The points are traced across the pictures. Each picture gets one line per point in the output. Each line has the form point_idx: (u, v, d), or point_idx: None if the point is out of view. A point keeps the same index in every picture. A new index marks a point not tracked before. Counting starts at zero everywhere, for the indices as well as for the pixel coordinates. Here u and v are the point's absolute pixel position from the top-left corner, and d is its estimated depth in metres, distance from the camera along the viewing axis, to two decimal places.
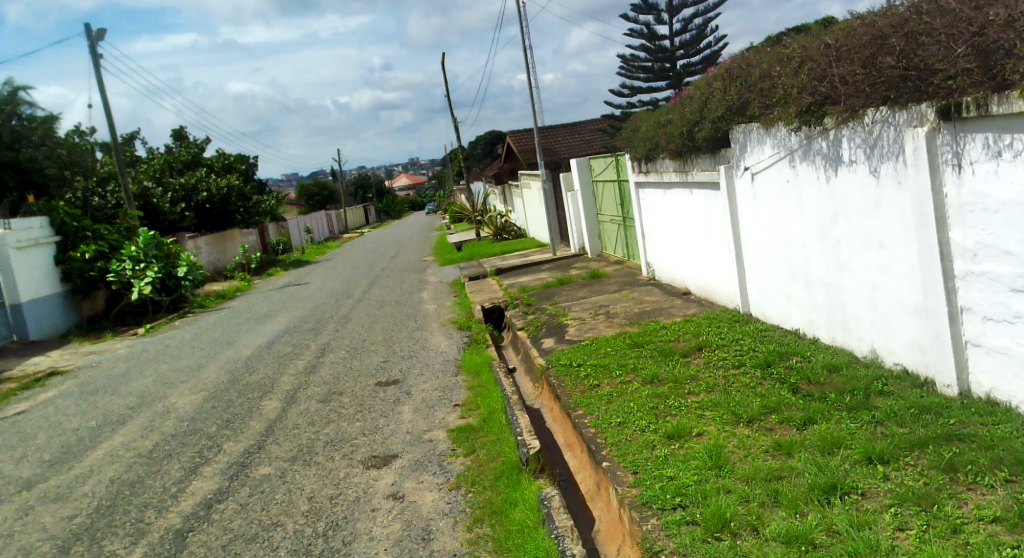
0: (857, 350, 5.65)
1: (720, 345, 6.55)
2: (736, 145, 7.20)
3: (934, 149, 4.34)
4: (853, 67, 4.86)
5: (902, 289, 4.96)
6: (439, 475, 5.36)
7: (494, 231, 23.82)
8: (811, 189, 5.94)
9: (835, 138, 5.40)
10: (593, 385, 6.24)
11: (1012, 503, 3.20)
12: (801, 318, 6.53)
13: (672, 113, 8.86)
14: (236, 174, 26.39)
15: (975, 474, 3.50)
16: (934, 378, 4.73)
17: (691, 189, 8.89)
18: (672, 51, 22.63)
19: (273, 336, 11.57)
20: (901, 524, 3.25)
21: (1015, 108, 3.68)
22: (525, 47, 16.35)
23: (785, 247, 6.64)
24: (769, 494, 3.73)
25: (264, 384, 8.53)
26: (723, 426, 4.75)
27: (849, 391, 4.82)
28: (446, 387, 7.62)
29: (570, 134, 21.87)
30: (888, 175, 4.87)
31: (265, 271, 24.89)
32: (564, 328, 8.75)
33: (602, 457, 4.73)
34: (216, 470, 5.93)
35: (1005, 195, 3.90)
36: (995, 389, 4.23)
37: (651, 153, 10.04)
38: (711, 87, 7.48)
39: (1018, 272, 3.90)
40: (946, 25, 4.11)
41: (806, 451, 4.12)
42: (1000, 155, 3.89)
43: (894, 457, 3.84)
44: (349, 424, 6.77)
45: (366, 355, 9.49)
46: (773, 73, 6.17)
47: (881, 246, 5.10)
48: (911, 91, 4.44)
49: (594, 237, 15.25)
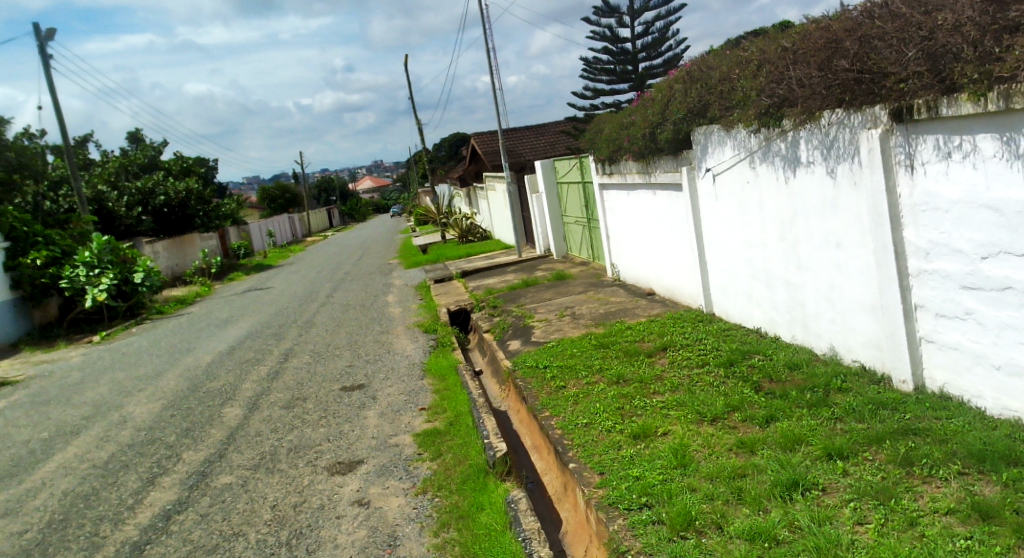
0: (816, 347, 5.76)
1: (684, 344, 6.62)
2: (698, 146, 7.29)
3: (889, 150, 4.44)
4: (810, 70, 4.96)
5: (859, 287, 5.06)
6: (405, 480, 5.32)
7: (459, 233, 23.62)
8: (769, 188, 6.04)
9: (793, 140, 5.49)
10: (559, 386, 6.26)
11: (965, 496, 3.28)
12: (762, 317, 6.64)
13: (633, 115, 8.94)
14: (195, 177, 25.87)
15: (930, 467, 3.58)
16: (890, 374, 4.83)
17: (653, 191, 8.97)
18: (634, 53, 22.82)
19: (235, 342, 11.36)
20: (860, 518, 3.32)
21: (963, 110, 3.78)
22: (487, 48, 16.34)
23: (746, 247, 6.74)
24: (733, 492, 3.77)
25: (224, 392, 8.35)
26: (687, 424, 4.81)
27: (809, 388, 4.90)
28: (412, 390, 7.57)
29: (535, 136, 21.90)
30: (844, 175, 4.97)
31: (226, 276, 24.42)
32: (529, 330, 8.77)
33: (568, 457, 4.74)
34: (175, 480, 5.80)
35: (955, 195, 4.00)
36: (948, 384, 4.34)
37: (614, 155, 10.11)
38: (672, 89, 7.55)
39: (967, 270, 4.01)
40: (898, 30, 4.19)
41: (769, 448, 4.18)
42: (950, 156, 3.99)
43: (853, 452, 3.91)
44: (314, 430, 6.68)
45: (331, 360, 9.36)
46: (732, 76, 6.26)
47: (839, 245, 5.20)
48: (865, 94, 4.53)
49: (560, 239, 15.30)
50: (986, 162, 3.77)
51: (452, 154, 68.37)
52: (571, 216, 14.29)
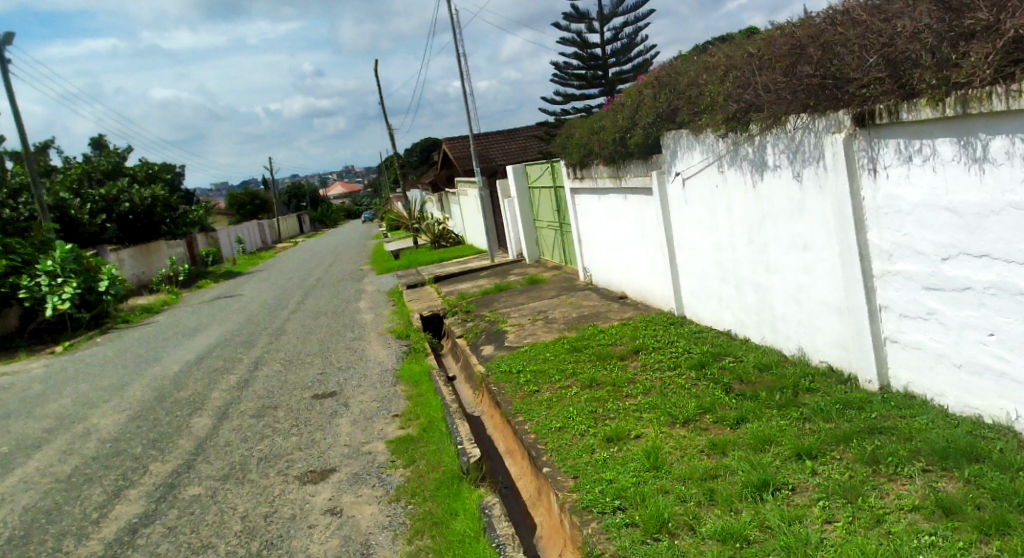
0: (785, 348, 5.84)
1: (656, 347, 6.66)
2: (668, 150, 7.36)
3: (852, 154, 4.52)
4: (775, 76, 5.05)
5: (826, 289, 5.14)
6: (378, 488, 5.28)
7: (431, 239, 23.57)
8: (738, 192, 6.12)
9: (760, 144, 5.57)
10: (533, 391, 6.26)
11: (929, 493, 3.34)
12: (732, 319, 6.72)
13: (604, 120, 8.99)
14: (161, 184, 25.46)
15: (895, 465, 3.65)
16: (857, 374, 4.91)
17: (624, 195, 9.03)
18: (604, 58, 22.96)
19: (203, 351, 11.19)
20: (829, 517, 3.37)
21: (923, 115, 3.86)
22: (457, 53, 16.36)
23: (716, 250, 6.82)
24: (705, 493, 3.81)
25: (192, 402, 8.21)
26: (659, 427, 4.84)
27: (778, 389, 4.97)
28: (385, 397, 7.52)
29: (506, 141, 21.93)
30: (810, 179, 5.04)
31: (194, 283, 24.03)
32: (502, 334, 8.77)
33: (542, 462, 4.75)
34: (142, 492, 5.68)
35: (916, 198, 4.09)
36: (911, 383, 4.43)
37: (585, 159, 10.18)
38: (641, 94, 7.61)
39: (929, 271, 4.10)
40: (858, 37, 4.28)
41: (739, 449, 4.23)
42: (911, 160, 4.08)
43: (821, 452, 3.97)
44: (285, 439, 6.60)
45: (302, 368, 9.25)
46: (700, 81, 6.34)
47: (805, 247, 5.28)
48: (828, 99, 4.62)
49: (532, 244, 15.34)
50: (945, 165, 3.86)
51: (423, 159, 68.11)
52: (543, 221, 14.33)
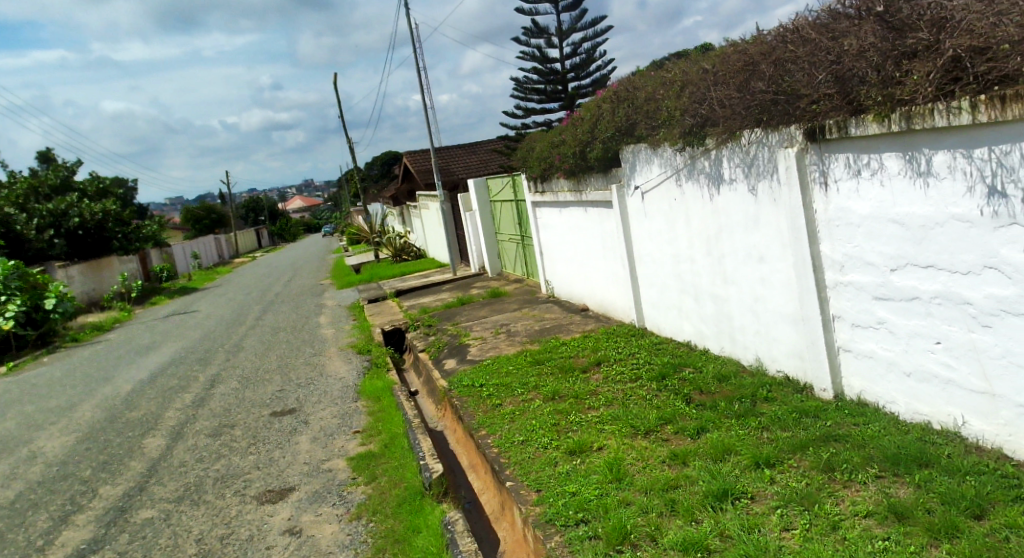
0: (743, 358, 5.93)
1: (617, 359, 6.71)
2: (626, 164, 7.45)
3: (804, 168, 4.64)
4: (729, 91, 5.16)
5: (781, 299, 5.25)
6: (338, 506, 5.19)
7: (393, 252, 23.45)
8: (695, 205, 6.21)
9: (716, 158, 5.67)
10: (496, 404, 6.24)
11: (882, 498, 3.42)
12: (691, 330, 6.80)
13: (564, 134, 9.06)
14: (112, 198, 24.86)
15: (850, 472, 3.72)
16: (812, 383, 5.02)
17: (585, 208, 9.11)
18: (562, 73, 23.18)
19: (158, 369, 10.91)
20: (787, 524, 3.42)
21: (870, 130, 3.99)
22: (416, 67, 16.37)
23: (675, 262, 6.91)
24: (667, 504, 3.84)
25: (145, 422, 7.99)
26: (622, 438, 4.86)
27: (737, 399, 5.04)
28: (346, 413, 7.42)
29: (467, 154, 21.96)
30: (764, 192, 5.15)
31: (148, 300, 23.46)
32: (465, 348, 8.74)
33: (505, 476, 4.73)
34: (90, 517, 5.50)
35: (865, 210, 4.21)
36: (864, 391, 4.54)
37: (546, 173, 10.25)
38: (600, 109, 7.70)
39: (879, 282, 4.21)
40: (807, 54, 4.39)
41: (700, 459, 4.27)
42: (860, 174, 4.20)
43: (779, 460, 4.03)
44: (242, 458, 6.46)
45: (260, 385, 9.07)
46: (657, 96, 6.45)
47: (761, 259, 5.38)
48: (780, 114, 4.73)
49: (494, 256, 15.34)
50: (892, 179, 3.98)
51: (384, 172, 67.75)
52: (504, 234, 14.37)
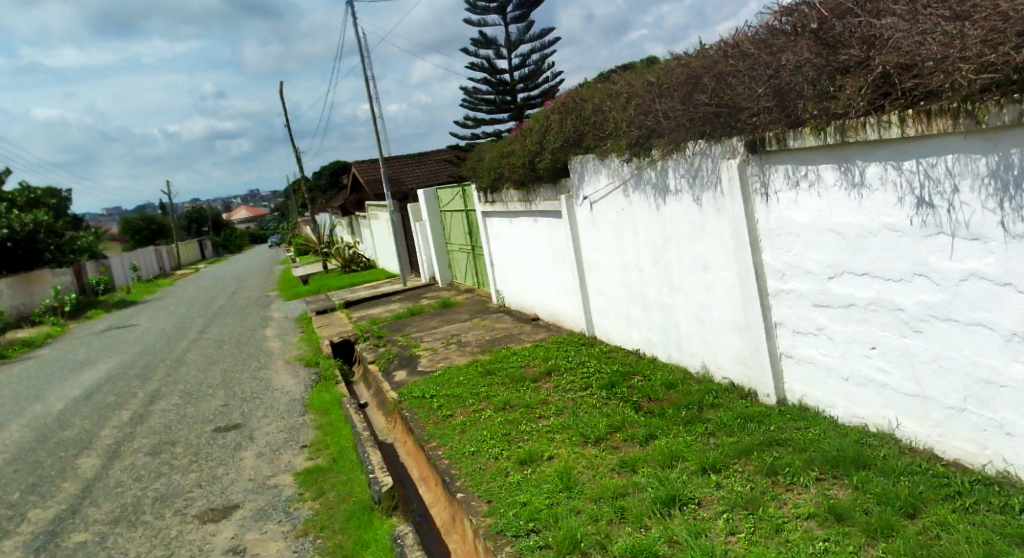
0: (690, 366, 6.03)
1: (567, 368, 6.74)
2: (575, 175, 7.52)
3: (746, 178, 4.75)
4: (674, 103, 5.26)
5: (725, 307, 5.36)
6: (284, 523, 5.07)
7: (342, 263, 23.16)
8: (642, 215, 6.30)
9: (662, 169, 5.77)
10: (447, 416, 6.20)
11: (822, 500, 3.51)
12: (640, 338, 6.88)
13: (513, 145, 9.11)
14: (44, 209, 23.95)
15: (792, 475, 3.81)
16: (756, 389, 5.13)
17: (534, 218, 9.16)
18: (512, 84, 23.31)
19: (93, 386, 10.51)
20: (732, 528, 3.48)
21: (807, 143, 4.11)
22: (364, 76, 16.27)
23: (623, 272, 6.99)
24: (616, 511, 3.86)
25: (79, 441, 7.68)
26: (572, 447, 4.88)
27: (684, 406, 5.12)
28: (293, 427, 7.27)
29: (417, 164, 21.87)
30: (708, 203, 5.26)
31: (84, 313, 22.61)
32: (416, 359, 8.67)
33: (456, 487, 4.70)
34: (18, 543, 5.25)
35: (805, 220, 4.33)
36: (805, 395, 4.67)
37: (496, 183, 10.28)
38: (548, 119, 7.77)
39: (818, 289, 4.34)
40: (748, 68, 4.51)
41: (648, 466, 4.31)
42: (799, 185, 4.32)
43: (725, 465, 4.10)
44: (183, 476, 6.26)
45: (203, 400, 8.82)
46: (604, 107, 6.55)
47: (706, 268, 5.48)
48: (723, 126, 4.85)
49: (444, 267, 15.30)
50: (829, 190, 4.11)
51: (332, 182, 67.00)
52: (455, 244, 14.35)
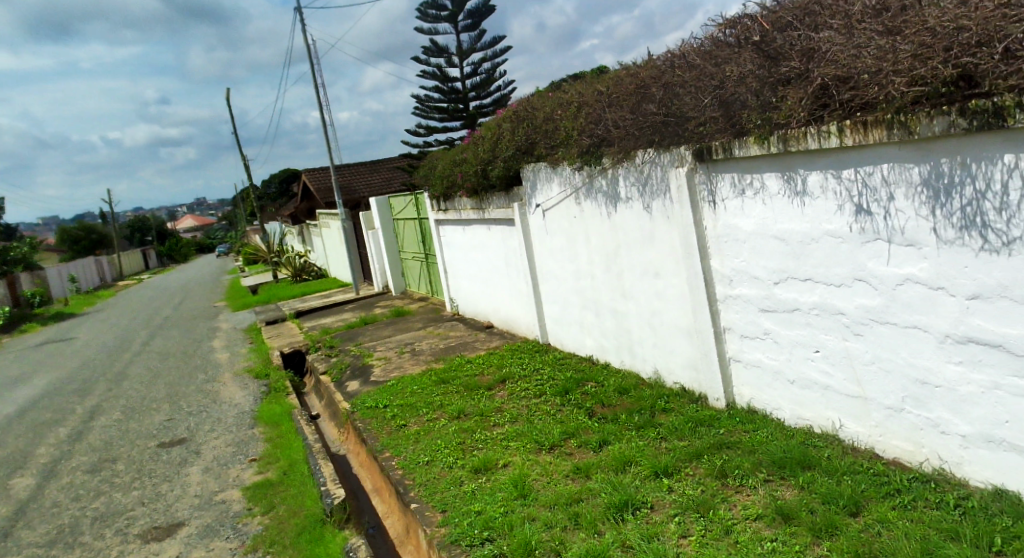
0: (642, 371, 6.10)
1: (521, 376, 6.74)
2: (528, 183, 7.55)
3: (694, 187, 4.84)
4: (623, 113, 5.34)
5: (676, 313, 5.45)
6: (232, 539, 4.95)
7: (293, 273, 22.80)
8: (594, 222, 6.37)
9: (612, 177, 5.84)
10: (400, 425, 6.14)
11: (770, 501, 3.59)
12: (593, 345, 6.94)
13: (465, 153, 9.12)
14: None
15: (741, 477, 3.89)
16: (706, 393, 5.22)
17: (487, 226, 9.18)
18: (464, 92, 23.33)
19: (29, 403, 10.10)
20: (684, 531, 3.53)
21: (752, 152, 4.22)
22: (315, 83, 16.08)
23: (576, 279, 7.04)
24: (570, 517, 3.88)
25: (13, 460, 7.37)
26: (526, 454, 4.89)
27: (637, 411, 5.18)
28: (241, 441, 7.11)
29: (369, 172, 21.69)
30: (658, 210, 5.35)
31: (19, 327, 21.71)
32: (369, 368, 8.57)
33: (410, 497, 4.65)
34: None
35: (750, 227, 4.43)
36: (753, 398, 4.77)
37: (449, 192, 10.26)
38: (500, 128, 7.81)
39: (764, 295, 4.44)
40: (694, 79, 4.60)
41: (602, 471, 4.34)
42: (744, 193, 4.43)
43: (676, 469, 4.16)
44: (124, 494, 6.06)
45: (146, 415, 8.55)
46: (555, 116, 6.61)
47: (657, 274, 5.56)
48: (671, 135, 4.95)
49: (398, 275, 15.18)
50: (773, 198, 4.21)
51: (282, 191, 65.94)
52: (408, 253, 14.26)
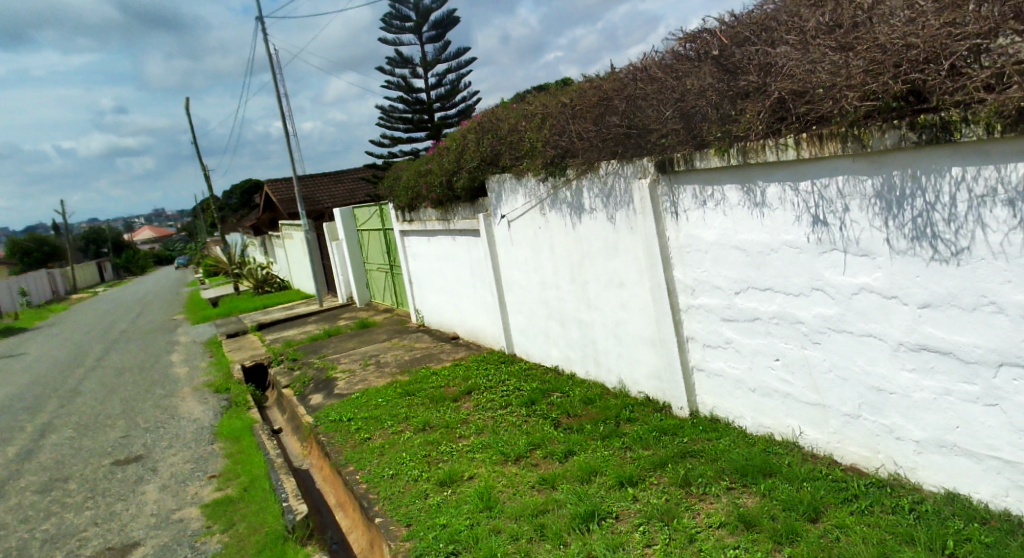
0: (607, 381, 6.13)
1: (487, 387, 6.72)
2: (493, 194, 7.56)
3: (656, 198, 4.89)
4: (586, 125, 5.39)
5: (640, 322, 5.50)
6: None
7: (255, 284, 22.46)
8: (559, 233, 6.40)
9: (577, 188, 5.88)
10: (364, 438, 6.07)
11: (732, 509, 3.63)
12: (558, 355, 6.96)
13: (430, 164, 9.11)
14: None
15: (704, 485, 3.93)
16: (670, 402, 5.26)
17: (453, 237, 9.16)
18: (428, 103, 23.31)
19: None
20: (649, 540, 3.55)
21: (712, 164, 4.29)
22: (277, 93, 15.92)
23: (541, 289, 7.06)
24: (536, 529, 3.87)
25: None
26: (492, 466, 4.87)
27: (602, 421, 5.20)
28: (200, 457, 6.95)
29: (333, 183, 21.51)
30: (622, 221, 5.39)
31: None
32: (333, 381, 8.47)
33: (374, 512, 4.60)
34: None
35: (712, 237, 4.50)
36: (716, 407, 4.83)
37: (413, 203, 10.23)
38: (465, 139, 7.82)
39: (726, 304, 4.51)
40: (656, 92, 4.66)
41: (567, 482, 4.34)
42: (706, 204, 4.49)
43: (641, 478, 4.18)
44: (77, 514, 5.88)
45: (100, 432, 8.32)
46: (520, 128, 6.65)
47: (621, 284, 5.61)
48: (634, 147, 5.01)
49: (362, 286, 15.06)
50: (733, 209, 4.28)
51: (244, 201, 65.01)
52: (373, 264, 14.16)
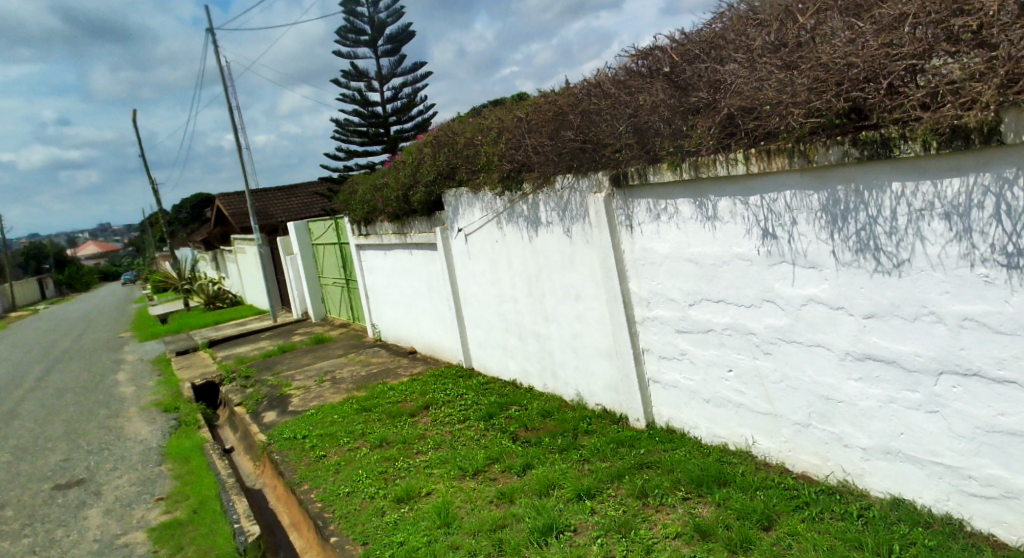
0: (564, 394, 6.15)
1: (445, 401, 6.68)
2: (450, 207, 7.55)
3: (612, 212, 4.95)
4: (542, 139, 5.43)
5: (596, 335, 5.54)
6: None
7: (206, 300, 21.96)
8: (515, 246, 6.42)
9: (533, 202, 5.91)
10: (319, 456, 5.97)
11: (688, 519, 3.67)
12: (516, 368, 6.96)
13: (386, 177, 9.05)
14: None
15: (661, 496, 3.96)
16: (627, 414, 5.31)
17: (409, 251, 9.11)
18: (385, 117, 23.21)
19: None
20: (606, 552, 3.56)
21: (665, 178, 4.36)
22: (229, 105, 15.64)
23: (498, 302, 7.06)
24: (494, 544, 3.85)
25: None
26: (450, 481, 4.83)
27: (560, 433, 5.21)
28: (148, 479, 6.74)
29: (288, 197, 21.21)
30: (578, 234, 5.44)
31: None
32: (287, 398, 8.31)
33: (330, 531, 4.51)
34: None
35: (666, 250, 4.57)
36: (671, 418, 4.88)
37: (370, 216, 10.14)
38: (421, 152, 7.79)
39: (680, 316, 4.57)
40: (609, 107, 4.73)
41: (525, 495, 4.34)
42: (659, 217, 4.56)
43: (598, 490, 4.20)
44: (14, 543, 5.63)
45: (41, 456, 8.00)
46: (476, 142, 6.66)
47: (578, 297, 5.64)
48: (589, 161, 5.07)
49: (317, 301, 14.85)
50: (686, 222, 4.35)
51: (195, 215, 63.66)
52: (328, 278, 13.98)
